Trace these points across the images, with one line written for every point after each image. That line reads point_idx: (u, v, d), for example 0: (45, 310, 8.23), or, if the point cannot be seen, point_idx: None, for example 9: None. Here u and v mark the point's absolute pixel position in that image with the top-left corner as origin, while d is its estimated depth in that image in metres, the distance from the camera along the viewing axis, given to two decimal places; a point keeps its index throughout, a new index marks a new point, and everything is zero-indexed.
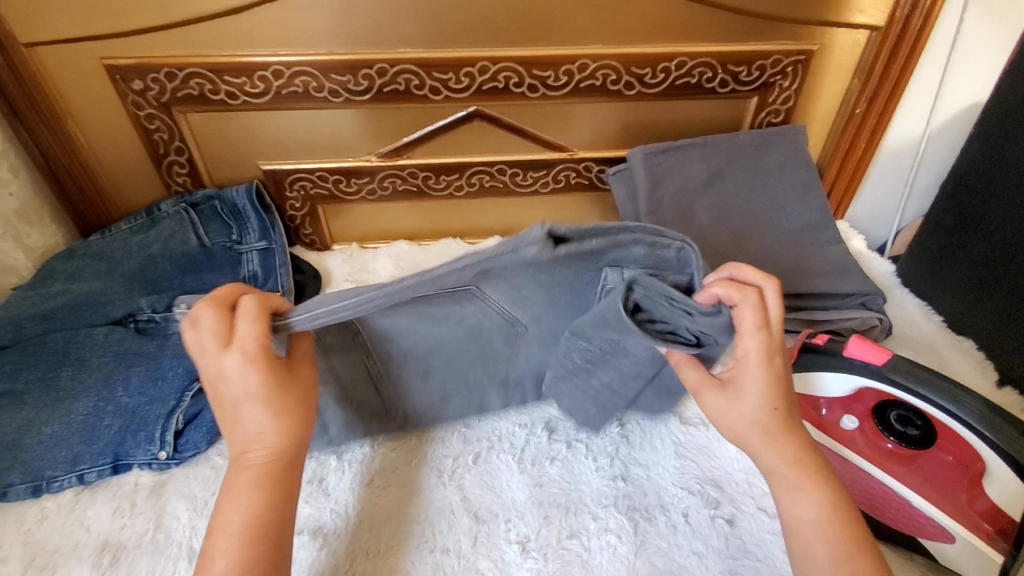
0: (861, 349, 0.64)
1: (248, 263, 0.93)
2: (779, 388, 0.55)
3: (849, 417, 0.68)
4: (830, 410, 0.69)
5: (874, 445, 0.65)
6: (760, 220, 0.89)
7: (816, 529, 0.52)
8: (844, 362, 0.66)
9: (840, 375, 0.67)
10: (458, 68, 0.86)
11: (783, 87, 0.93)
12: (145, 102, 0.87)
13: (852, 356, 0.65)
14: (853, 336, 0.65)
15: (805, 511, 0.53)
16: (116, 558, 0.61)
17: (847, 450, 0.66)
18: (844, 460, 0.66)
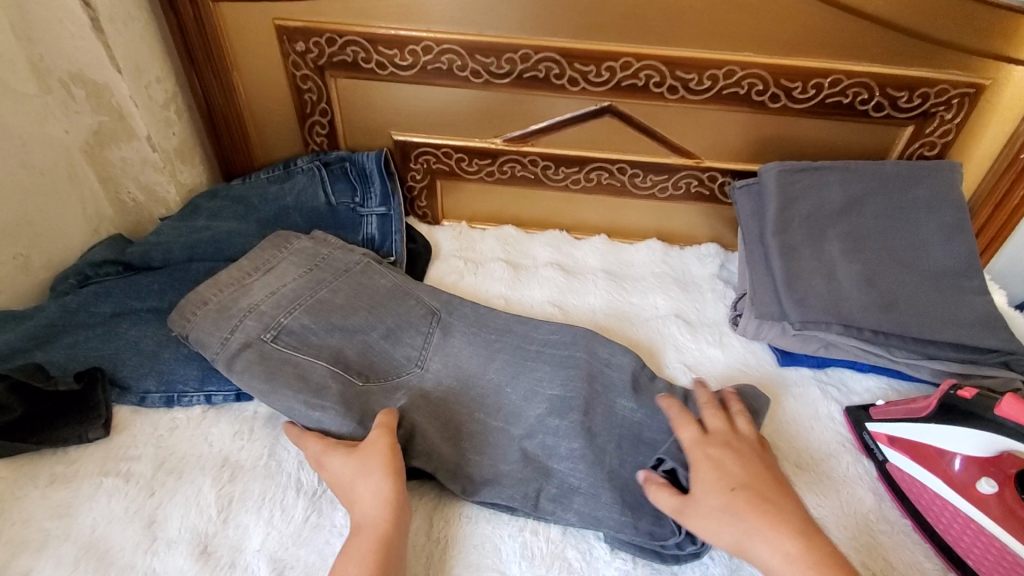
0: (1014, 411, 0.58)
1: (367, 225, 0.97)
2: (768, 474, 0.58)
3: (987, 480, 0.62)
4: (962, 467, 0.64)
5: (1012, 515, 0.60)
6: (898, 257, 0.83)
7: None
8: (992, 422, 0.60)
9: (989, 435, 0.61)
10: (600, 61, 0.86)
11: (944, 119, 0.87)
12: (303, 64, 0.94)
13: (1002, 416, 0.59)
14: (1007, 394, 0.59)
15: (759, 531, 0.53)
16: (233, 476, 0.66)
17: (978, 514, 0.61)
18: (972, 523, 0.61)
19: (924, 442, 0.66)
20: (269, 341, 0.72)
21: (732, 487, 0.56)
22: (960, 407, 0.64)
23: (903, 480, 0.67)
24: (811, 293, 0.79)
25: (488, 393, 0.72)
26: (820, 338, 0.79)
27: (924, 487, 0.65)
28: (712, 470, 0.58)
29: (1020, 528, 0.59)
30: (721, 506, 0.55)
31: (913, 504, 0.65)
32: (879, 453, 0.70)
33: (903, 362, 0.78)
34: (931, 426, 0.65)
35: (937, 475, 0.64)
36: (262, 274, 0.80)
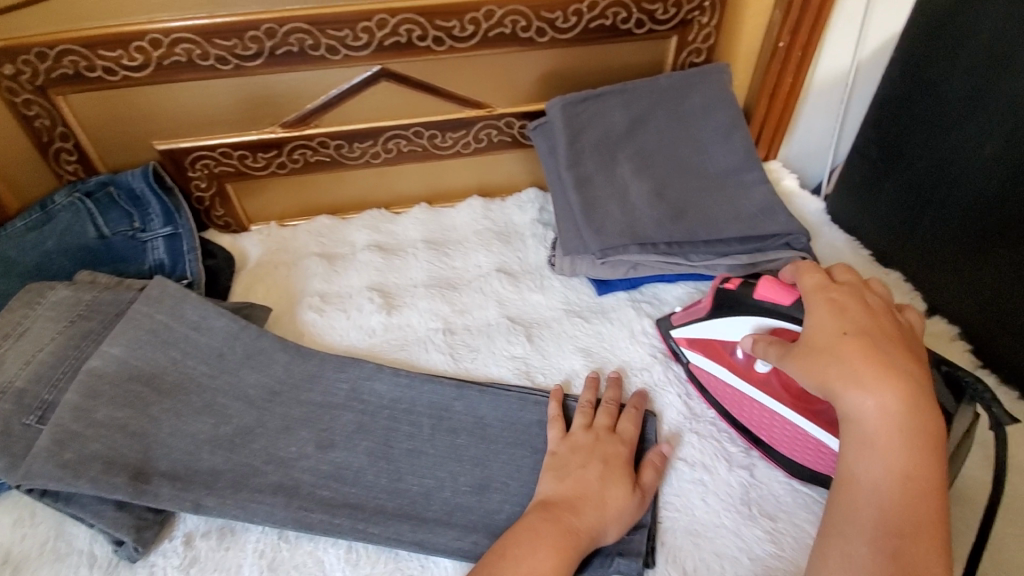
0: (770, 290, 0.62)
1: (153, 251, 0.87)
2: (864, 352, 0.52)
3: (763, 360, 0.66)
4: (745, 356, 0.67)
5: (788, 387, 0.65)
6: (684, 165, 0.86)
7: (885, 417, 0.50)
8: (756, 307, 0.64)
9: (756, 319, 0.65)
10: (354, 23, 0.80)
11: (702, 24, 0.88)
12: (19, 88, 0.80)
13: (763, 300, 0.63)
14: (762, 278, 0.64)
15: (874, 407, 0.50)
16: (16, 571, 0.58)
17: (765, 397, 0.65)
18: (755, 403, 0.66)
19: (712, 337, 0.70)
20: (33, 426, 0.64)
21: (845, 331, 0.54)
22: (732, 299, 0.67)
23: (705, 377, 0.71)
24: (607, 220, 0.80)
25: (305, 391, 0.69)
26: (625, 261, 0.81)
27: (721, 379, 0.69)
28: (834, 311, 0.56)
29: (790, 396, 0.65)
30: (837, 352, 0.53)
31: (716, 397, 0.70)
32: (683, 353, 0.73)
33: (701, 265, 0.82)
34: (711, 323, 0.69)
35: (725, 365, 0.68)
36: (12, 341, 0.70)
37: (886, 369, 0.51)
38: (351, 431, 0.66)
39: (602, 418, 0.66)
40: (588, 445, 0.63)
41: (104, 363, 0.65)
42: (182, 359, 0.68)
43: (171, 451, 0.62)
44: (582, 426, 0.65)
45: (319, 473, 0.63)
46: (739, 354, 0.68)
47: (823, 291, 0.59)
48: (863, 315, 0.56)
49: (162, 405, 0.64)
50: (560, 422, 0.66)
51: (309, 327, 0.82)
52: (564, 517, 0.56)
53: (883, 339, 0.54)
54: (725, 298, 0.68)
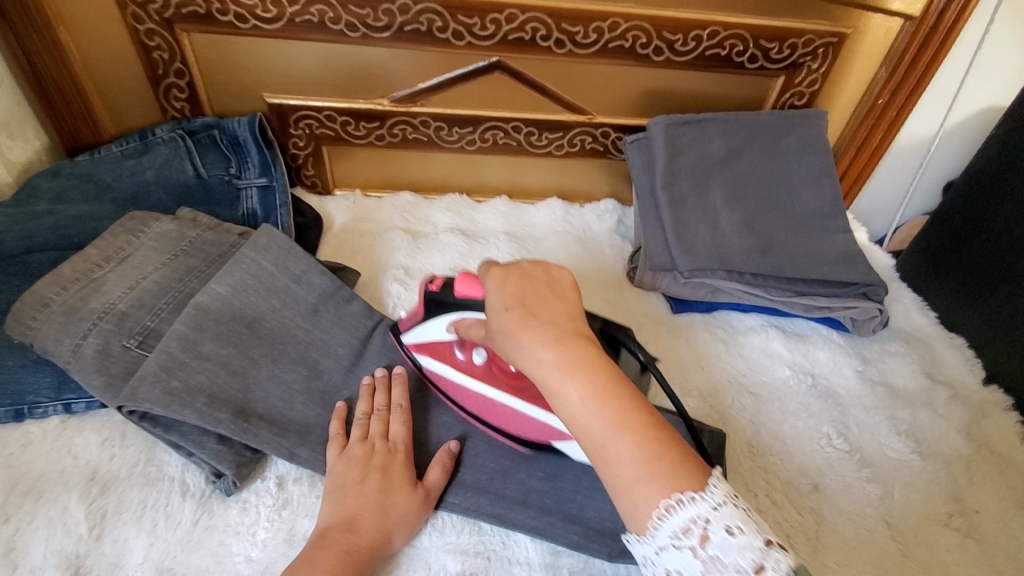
0: (466, 287, 0.59)
1: (247, 200, 0.89)
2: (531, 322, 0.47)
3: (478, 351, 0.65)
4: (461, 350, 0.66)
5: (496, 374, 0.64)
6: (774, 202, 0.89)
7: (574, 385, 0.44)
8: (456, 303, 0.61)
9: (457, 317, 0.62)
10: (484, 13, 0.82)
11: (811, 69, 0.92)
12: (146, 17, 0.81)
13: (464, 296, 0.60)
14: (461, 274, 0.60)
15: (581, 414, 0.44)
16: (104, 489, 0.59)
17: (489, 388, 0.65)
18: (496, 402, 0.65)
19: (434, 340, 0.67)
20: (133, 349, 0.65)
21: (507, 307, 0.49)
22: (439, 297, 0.63)
23: (440, 381, 0.68)
24: (697, 242, 0.83)
25: (394, 358, 0.72)
26: (707, 284, 0.83)
27: (448, 378, 0.67)
28: (516, 281, 0.51)
29: (508, 381, 0.64)
30: (509, 330, 0.48)
31: (451, 396, 0.68)
32: (416, 359, 0.69)
33: (780, 301, 0.84)
34: (427, 326, 0.65)
35: (446, 361, 0.67)
36: (117, 264, 0.71)
37: (544, 332, 0.47)
38: (432, 405, 0.69)
39: (376, 426, 0.62)
40: (361, 456, 0.60)
41: (210, 299, 0.66)
42: (282, 309, 0.69)
43: (267, 397, 0.64)
44: (358, 436, 0.62)
45: None
46: (458, 351, 0.66)
47: (495, 273, 0.53)
48: (517, 289, 0.50)
49: (262, 350, 0.66)
50: (340, 439, 0.62)
51: (392, 297, 0.84)
52: (339, 538, 0.53)
53: (550, 305, 0.49)
54: (433, 299, 0.64)
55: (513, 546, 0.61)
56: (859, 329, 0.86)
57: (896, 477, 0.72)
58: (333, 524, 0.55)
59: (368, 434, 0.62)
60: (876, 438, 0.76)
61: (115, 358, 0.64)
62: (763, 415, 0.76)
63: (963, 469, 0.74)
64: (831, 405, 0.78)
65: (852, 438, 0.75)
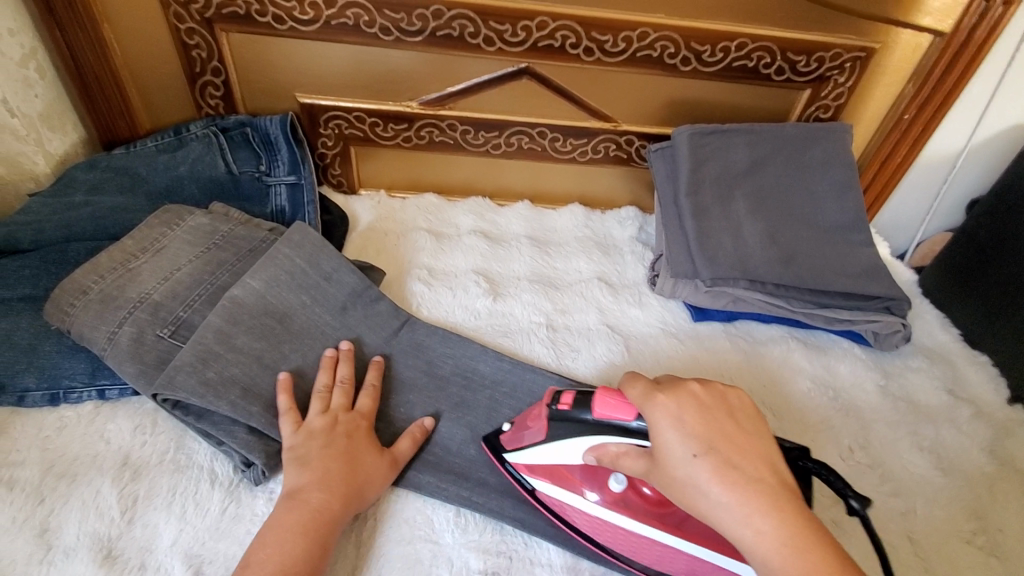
0: (608, 407, 0.54)
1: (276, 197, 0.91)
2: (733, 472, 0.46)
3: (616, 478, 0.59)
4: (593, 485, 0.59)
5: (635, 503, 0.58)
6: (797, 214, 0.89)
7: (764, 537, 0.44)
8: (593, 424, 0.55)
9: (599, 443, 0.55)
10: (516, 20, 0.83)
11: (837, 82, 0.92)
12: (187, 16, 0.83)
13: (602, 419, 0.54)
14: (599, 391, 0.55)
15: (716, 497, 0.46)
16: (136, 475, 0.60)
17: (627, 519, 0.58)
18: (614, 526, 0.59)
19: (554, 463, 0.60)
20: (167, 339, 0.67)
21: (695, 451, 0.47)
22: (568, 417, 0.57)
23: (559, 510, 0.61)
24: (721, 251, 0.83)
25: (417, 357, 0.73)
26: (729, 293, 0.84)
27: (570, 507, 0.60)
28: (697, 411, 0.49)
29: (651, 508, 0.58)
30: (700, 482, 0.46)
31: (571, 528, 0.61)
32: (526, 482, 0.62)
33: (801, 312, 0.84)
34: (547, 445, 0.59)
35: (571, 489, 0.60)
36: (152, 256, 0.73)
37: (756, 483, 0.46)
38: (454, 404, 0.70)
39: (339, 399, 0.64)
40: (325, 429, 0.61)
41: (245, 292, 0.67)
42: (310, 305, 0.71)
43: (297, 390, 0.65)
44: (319, 409, 0.63)
45: (428, 437, 0.67)
46: (587, 479, 0.60)
47: (663, 401, 0.50)
48: (697, 425, 0.48)
49: (291, 344, 0.67)
50: (295, 412, 0.62)
51: (416, 296, 0.85)
52: (311, 498, 0.56)
53: (744, 439, 0.49)
54: (559, 416, 0.58)
55: (534, 547, 0.61)
56: (881, 343, 0.86)
57: (917, 492, 0.72)
58: (304, 486, 0.57)
59: (329, 407, 0.63)
60: (898, 453, 0.75)
61: (149, 347, 0.65)
62: (783, 425, 0.76)
63: (986, 488, 0.74)
64: (852, 418, 0.78)
65: (873, 452, 0.75)
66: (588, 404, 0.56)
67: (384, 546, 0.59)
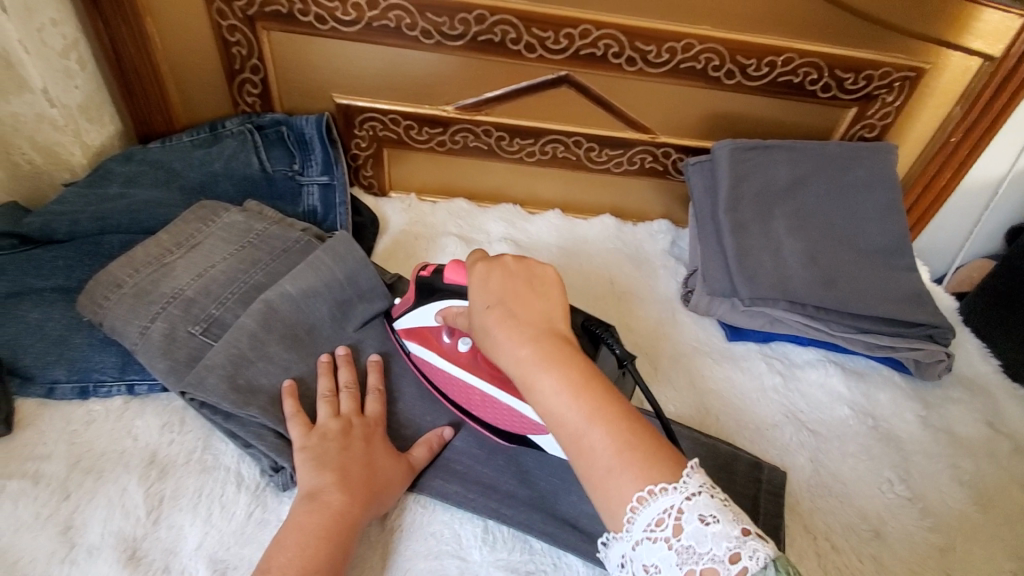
0: (456, 273, 0.61)
1: (308, 196, 0.91)
2: (543, 326, 0.49)
3: (463, 339, 0.65)
4: (448, 338, 0.66)
5: (479, 364, 0.65)
6: (838, 235, 0.87)
7: (526, 367, 0.47)
8: (448, 290, 0.62)
9: (447, 304, 0.63)
10: (559, 27, 0.82)
11: (884, 102, 0.90)
12: (230, 13, 0.83)
13: (454, 285, 0.62)
14: (453, 262, 0.62)
15: (553, 400, 0.45)
16: (163, 473, 0.59)
17: (468, 375, 0.65)
18: (459, 382, 0.66)
19: (423, 326, 0.67)
20: (197, 336, 0.66)
21: (488, 303, 0.51)
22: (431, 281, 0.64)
23: (429, 371, 0.68)
24: (760, 270, 0.81)
25: None
26: (766, 314, 0.82)
27: (439, 368, 0.67)
28: (497, 273, 0.53)
29: (493, 372, 0.64)
30: (484, 323, 0.51)
31: (438, 384, 0.68)
32: (405, 345, 0.70)
33: (840, 336, 0.82)
34: (417, 313, 0.66)
35: (432, 348, 0.67)
36: (186, 251, 0.73)
37: (556, 337, 0.48)
38: None
39: (348, 404, 0.63)
40: (337, 433, 0.60)
41: (278, 299, 0.67)
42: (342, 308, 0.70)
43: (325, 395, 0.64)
44: (328, 414, 0.61)
45: (456, 449, 0.65)
46: (445, 336, 0.67)
47: (485, 265, 0.54)
48: (496, 282, 0.52)
49: None
50: (303, 419, 0.60)
51: None
52: (331, 501, 0.54)
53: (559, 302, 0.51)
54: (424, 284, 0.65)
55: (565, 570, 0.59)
56: (923, 372, 0.83)
57: (959, 529, 0.69)
58: (324, 486, 0.55)
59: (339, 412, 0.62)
60: (938, 487, 0.72)
61: (181, 344, 0.65)
62: (820, 451, 0.73)
63: None
64: (891, 449, 0.75)
65: (913, 485, 0.72)
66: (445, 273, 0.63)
67: (409, 559, 0.57)
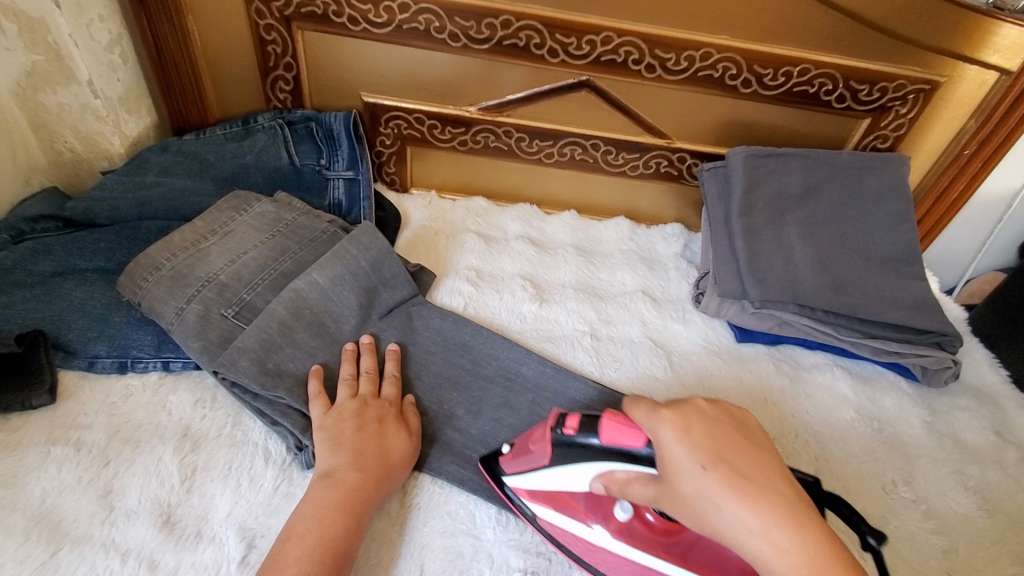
0: (615, 430, 0.52)
1: (334, 190, 0.94)
2: (769, 492, 0.44)
3: (622, 509, 0.57)
4: (595, 509, 0.58)
5: (641, 536, 0.57)
6: (849, 242, 0.88)
7: (775, 551, 0.42)
8: (599, 450, 0.53)
9: (604, 470, 0.54)
10: (582, 34, 0.85)
11: (898, 113, 0.92)
12: (267, 13, 0.87)
13: (608, 444, 0.53)
14: (607, 415, 0.53)
15: (777, 558, 0.42)
16: (196, 446, 0.63)
17: (625, 547, 0.57)
18: (604, 554, 0.58)
19: (557, 490, 0.59)
20: (229, 319, 0.69)
21: (704, 462, 0.46)
22: (574, 443, 0.55)
23: (554, 531, 0.60)
24: (771, 273, 0.83)
25: (463, 356, 0.74)
26: (775, 317, 0.84)
27: (581, 538, 0.59)
28: (696, 416, 0.49)
29: (657, 541, 0.56)
30: (700, 490, 0.45)
31: (568, 546, 0.60)
32: (526, 508, 0.61)
33: (848, 341, 0.84)
34: (548, 474, 0.58)
35: (573, 517, 0.59)
36: (219, 238, 0.76)
37: (765, 489, 0.45)
38: (497, 404, 0.71)
39: (366, 386, 0.66)
40: (355, 411, 0.63)
41: (307, 286, 0.71)
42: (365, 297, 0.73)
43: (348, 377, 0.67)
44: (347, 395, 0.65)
45: (471, 434, 0.68)
46: (587, 503, 0.59)
47: (669, 410, 0.49)
48: (704, 438, 0.47)
49: None
50: (324, 398, 0.64)
51: (462, 297, 0.86)
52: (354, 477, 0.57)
53: (764, 451, 0.48)
54: (564, 442, 0.56)
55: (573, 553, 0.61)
56: (930, 378, 0.84)
57: (962, 533, 0.70)
58: (346, 462, 0.58)
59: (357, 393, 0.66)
60: (942, 491, 0.74)
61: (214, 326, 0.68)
62: (826, 452, 0.75)
63: None
64: (896, 452, 0.77)
65: (917, 488, 0.74)
66: (594, 429, 0.54)
67: (426, 535, 0.60)
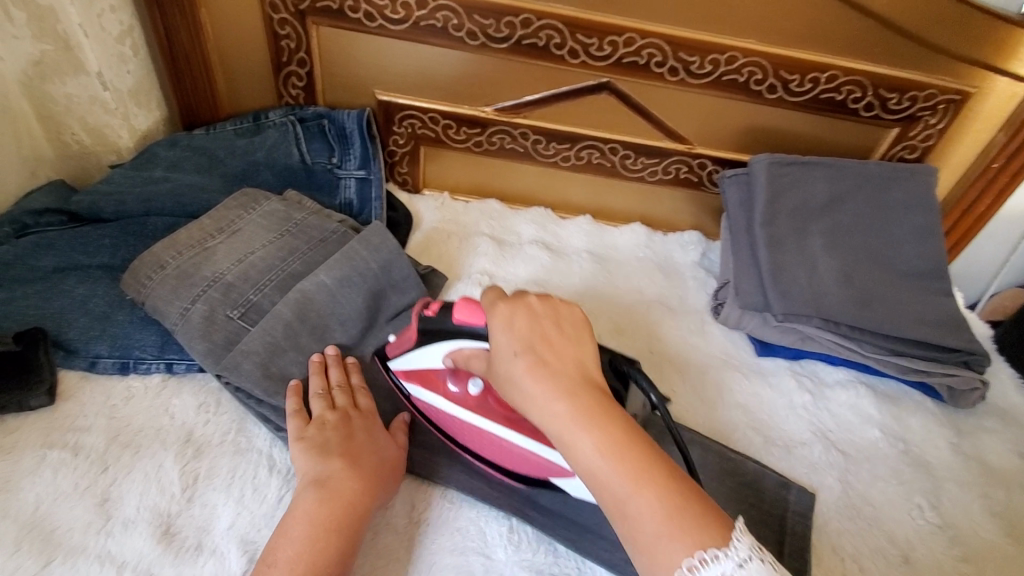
0: (467, 312, 0.56)
1: (345, 189, 0.92)
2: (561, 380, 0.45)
3: (473, 383, 0.62)
4: (456, 383, 0.63)
5: (490, 408, 0.61)
6: (875, 255, 0.86)
7: (585, 439, 0.43)
8: (456, 330, 0.58)
9: (455, 346, 0.59)
10: (604, 34, 0.83)
11: (928, 124, 0.89)
12: (282, 7, 0.85)
13: (461, 324, 0.57)
14: (462, 299, 0.57)
15: (582, 449, 0.42)
16: (198, 452, 0.61)
17: (486, 420, 0.61)
18: (483, 433, 0.62)
19: (426, 368, 0.64)
20: (236, 321, 0.67)
21: (517, 350, 0.48)
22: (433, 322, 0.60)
23: (433, 412, 0.65)
24: (794, 285, 0.81)
25: None
26: (798, 330, 0.81)
27: (444, 411, 0.64)
28: (522, 312, 0.50)
29: (500, 414, 0.61)
30: (515, 372, 0.47)
31: (450, 430, 0.64)
32: (405, 389, 0.66)
33: (873, 358, 0.81)
34: (420, 353, 0.63)
35: (438, 393, 0.63)
36: (227, 237, 0.74)
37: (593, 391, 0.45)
38: None
39: (342, 397, 0.62)
40: (337, 423, 0.59)
41: (316, 289, 0.69)
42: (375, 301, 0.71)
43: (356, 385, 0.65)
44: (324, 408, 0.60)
45: None
46: (450, 381, 0.63)
47: (506, 305, 0.52)
48: (524, 329, 0.49)
49: None
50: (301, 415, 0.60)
51: None
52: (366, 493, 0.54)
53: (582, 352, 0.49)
54: (428, 325, 0.61)
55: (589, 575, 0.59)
56: (957, 399, 0.81)
57: (992, 561, 0.67)
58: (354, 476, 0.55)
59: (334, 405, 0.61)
60: (971, 516, 0.71)
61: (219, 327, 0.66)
62: (848, 472, 0.73)
63: None
64: (922, 475, 0.74)
65: (945, 513, 0.71)
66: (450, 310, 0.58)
67: (435, 553, 0.57)
